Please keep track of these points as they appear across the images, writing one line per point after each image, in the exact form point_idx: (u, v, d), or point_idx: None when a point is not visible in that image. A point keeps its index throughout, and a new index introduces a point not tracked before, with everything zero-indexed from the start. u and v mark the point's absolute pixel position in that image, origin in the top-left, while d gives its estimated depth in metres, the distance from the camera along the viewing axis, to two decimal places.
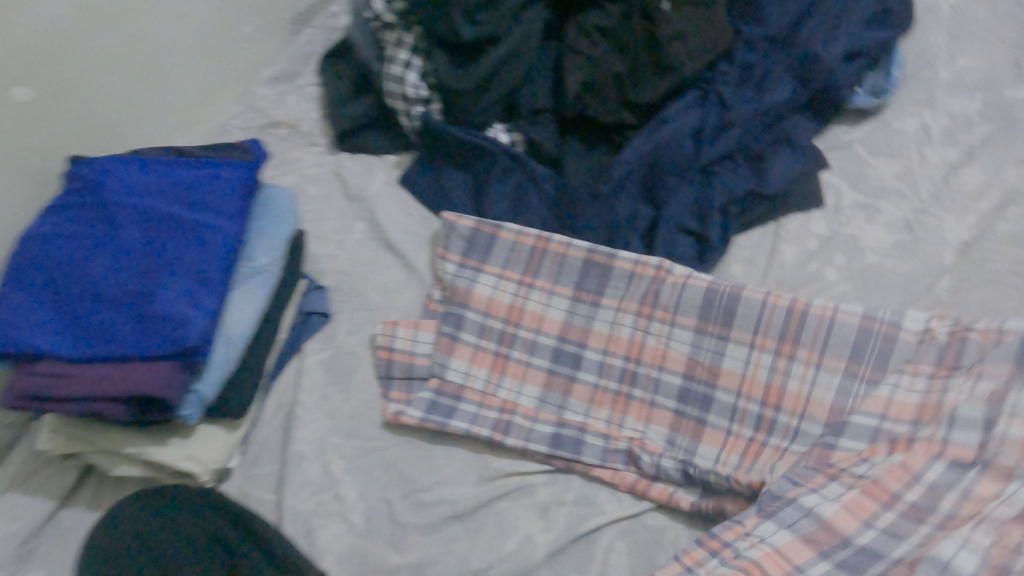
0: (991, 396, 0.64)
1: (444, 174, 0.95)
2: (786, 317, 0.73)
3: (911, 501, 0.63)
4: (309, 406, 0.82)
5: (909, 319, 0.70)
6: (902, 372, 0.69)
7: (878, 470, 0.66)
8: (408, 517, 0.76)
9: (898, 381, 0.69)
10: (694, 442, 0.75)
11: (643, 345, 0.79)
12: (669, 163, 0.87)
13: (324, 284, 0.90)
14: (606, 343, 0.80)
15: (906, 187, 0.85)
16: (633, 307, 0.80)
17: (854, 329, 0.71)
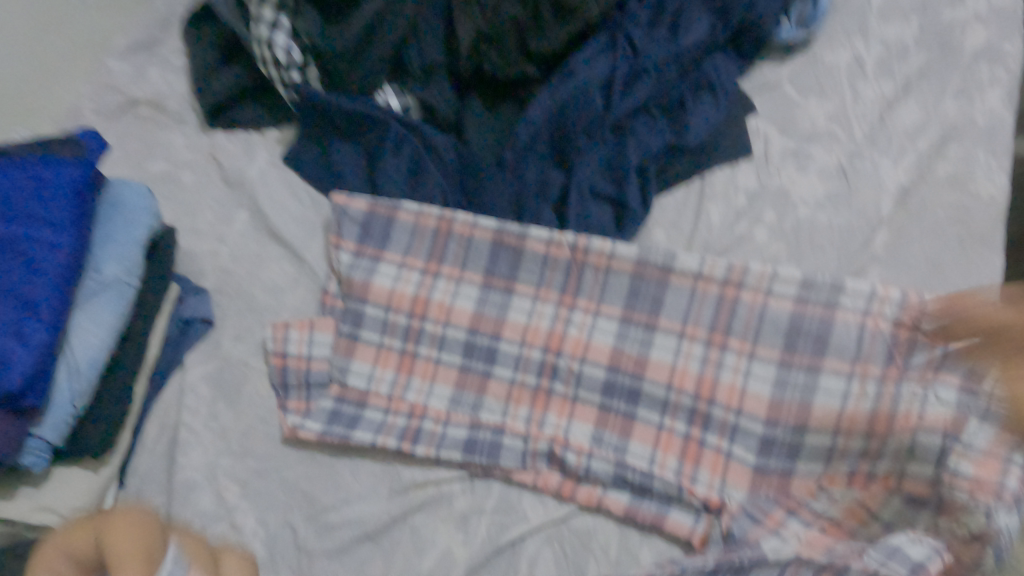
0: (949, 420, 0.59)
1: (331, 148, 0.84)
2: (717, 307, 0.67)
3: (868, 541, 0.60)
4: (194, 428, 0.73)
5: (849, 293, 0.64)
6: (839, 345, 0.63)
7: (836, 508, 0.62)
8: (313, 541, 0.68)
9: (834, 359, 0.64)
10: (624, 439, 0.68)
11: (564, 336, 0.70)
12: (577, 120, 0.78)
13: (204, 286, 0.80)
14: (522, 334, 0.71)
15: (839, 129, 0.77)
16: (552, 296, 0.71)
17: (786, 315, 0.65)
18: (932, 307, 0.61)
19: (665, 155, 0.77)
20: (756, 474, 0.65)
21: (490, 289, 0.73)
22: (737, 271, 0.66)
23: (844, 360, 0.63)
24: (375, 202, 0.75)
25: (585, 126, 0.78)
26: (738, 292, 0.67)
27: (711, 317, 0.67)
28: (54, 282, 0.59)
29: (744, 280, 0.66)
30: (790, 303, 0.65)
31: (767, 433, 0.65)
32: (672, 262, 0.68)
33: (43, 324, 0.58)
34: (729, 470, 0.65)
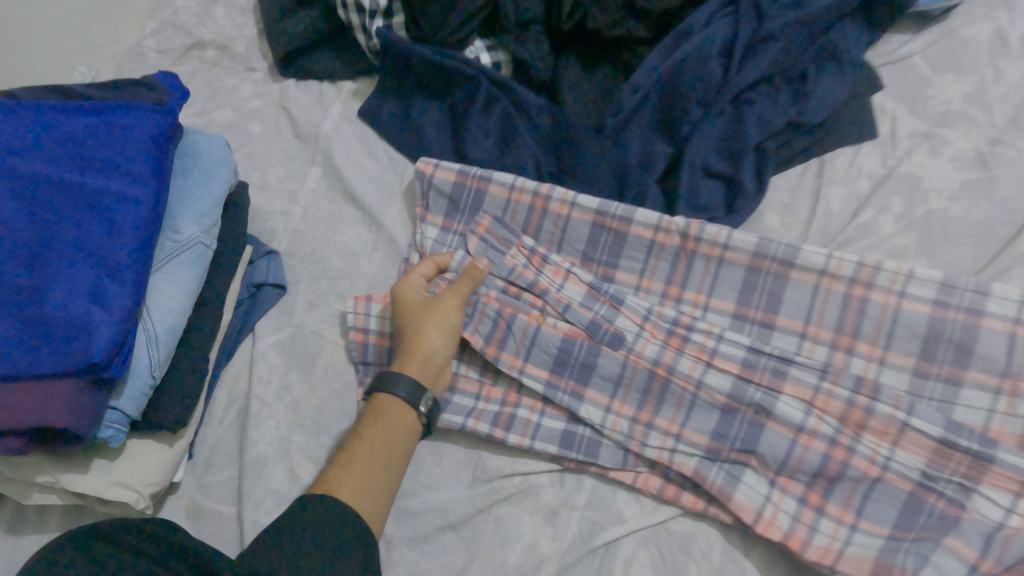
0: None
1: (414, 105, 0.78)
2: (843, 307, 0.61)
3: None
4: (267, 400, 0.69)
5: (996, 301, 0.57)
6: (986, 355, 0.57)
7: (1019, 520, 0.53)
8: (393, 528, 0.65)
9: (979, 374, 0.57)
10: (755, 433, 0.60)
11: (686, 338, 0.63)
12: (690, 88, 0.71)
13: (276, 248, 0.75)
14: (637, 323, 0.64)
15: (978, 111, 0.70)
16: (656, 288, 0.67)
17: (926, 318, 0.59)
18: None
19: (783, 133, 0.71)
20: (920, 485, 0.55)
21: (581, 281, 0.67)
22: (867, 268, 0.60)
23: (991, 373, 0.57)
24: (464, 172, 0.73)
25: (703, 93, 0.71)
26: (873, 288, 0.60)
27: (837, 316, 0.61)
28: (136, 240, 0.54)
29: (874, 278, 0.60)
30: (932, 304, 0.59)
31: (926, 457, 0.55)
32: (799, 252, 0.62)
33: (127, 288, 0.53)
34: (884, 479, 0.56)
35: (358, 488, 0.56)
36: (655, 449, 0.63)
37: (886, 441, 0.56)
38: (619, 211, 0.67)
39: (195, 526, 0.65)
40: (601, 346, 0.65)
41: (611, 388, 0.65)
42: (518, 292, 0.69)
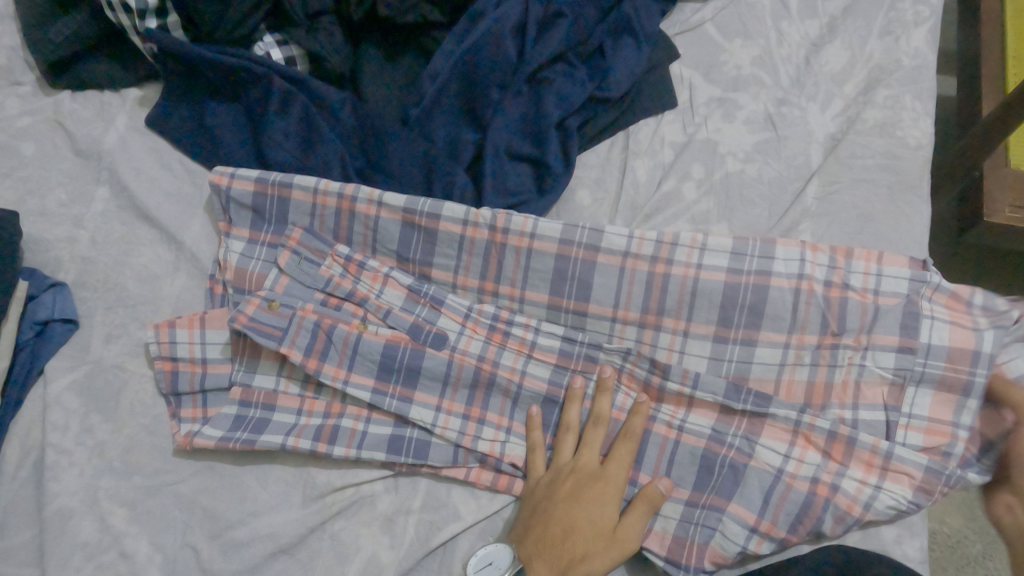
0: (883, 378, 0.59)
1: (204, 110, 0.73)
2: (647, 285, 0.63)
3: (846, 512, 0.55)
4: (65, 447, 0.63)
5: (780, 262, 0.60)
6: (775, 315, 0.60)
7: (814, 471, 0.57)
8: (220, 563, 0.60)
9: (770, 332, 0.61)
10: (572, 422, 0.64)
11: (507, 332, 0.65)
12: (486, 72, 0.69)
13: (63, 279, 0.68)
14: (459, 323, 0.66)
15: (765, 73, 0.73)
16: (472, 284, 0.67)
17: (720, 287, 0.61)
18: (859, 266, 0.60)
19: (587, 109, 0.72)
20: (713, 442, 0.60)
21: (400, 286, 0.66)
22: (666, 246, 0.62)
23: (780, 331, 0.60)
24: (264, 179, 0.68)
25: (499, 80, 0.70)
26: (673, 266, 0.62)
27: (643, 293, 0.63)
28: None
29: (671, 256, 0.62)
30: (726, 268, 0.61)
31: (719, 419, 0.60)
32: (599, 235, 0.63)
33: None
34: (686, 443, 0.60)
35: None
36: (487, 442, 0.63)
37: (682, 407, 0.62)
38: (426, 208, 0.65)
39: None
40: (426, 347, 0.65)
41: (438, 388, 0.64)
42: (338, 302, 0.67)
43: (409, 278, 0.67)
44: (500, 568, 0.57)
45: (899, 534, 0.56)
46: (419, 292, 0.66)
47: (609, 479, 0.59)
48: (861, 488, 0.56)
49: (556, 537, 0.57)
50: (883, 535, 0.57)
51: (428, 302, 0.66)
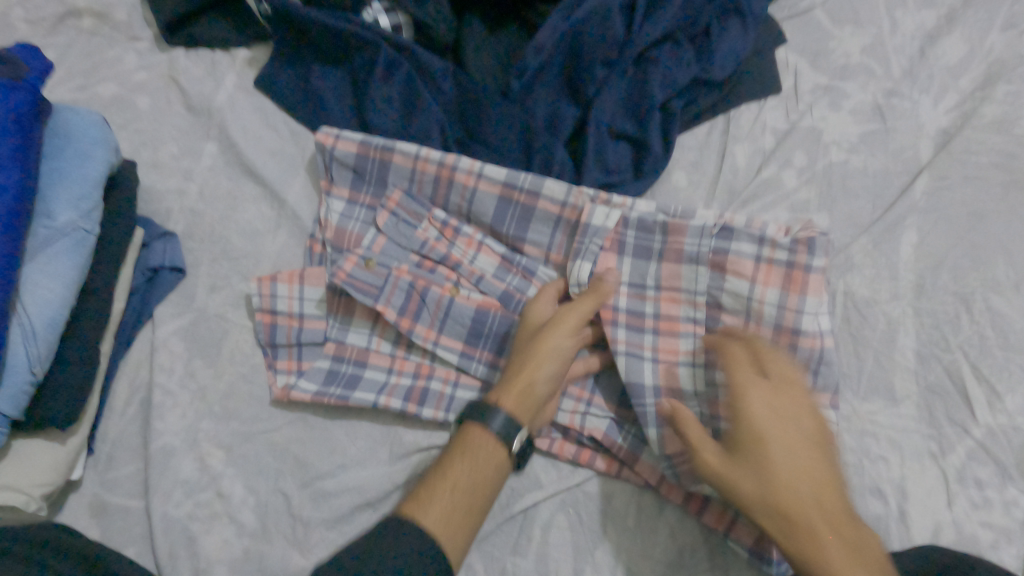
0: (977, 374, 0.58)
1: (310, 73, 0.75)
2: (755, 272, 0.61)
3: (936, 515, 0.55)
4: (170, 389, 0.66)
5: (860, 257, 0.64)
6: (858, 305, 0.63)
7: (899, 471, 0.57)
8: (310, 510, 0.63)
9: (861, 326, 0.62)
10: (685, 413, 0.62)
11: (614, 308, 0.63)
12: (593, 47, 0.69)
13: (172, 230, 0.71)
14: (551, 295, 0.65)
15: (876, 63, 0.71)
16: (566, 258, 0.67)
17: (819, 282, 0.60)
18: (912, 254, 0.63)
19: (690, 91, 0.71)
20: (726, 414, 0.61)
21: (495, 256, 0.67)
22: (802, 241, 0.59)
23: (872, 325, 0.62)
24: (367, 143, 0.69)
25: (604, 56, 0.70)
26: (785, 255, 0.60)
27: (750, 267, 0.60)
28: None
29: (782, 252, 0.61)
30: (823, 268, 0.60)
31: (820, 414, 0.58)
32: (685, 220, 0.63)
33: None
34: None
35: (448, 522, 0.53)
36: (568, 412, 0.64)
37: None
38: (527, 184, 0.66)
39: (99, 523, 0.63)
40: (515, 315, 0.65)
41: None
42: (432, 265, 0.68)
43: (502, 247, 0.68)
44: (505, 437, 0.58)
45: (995, 539, 0.53)
46: (512, 262, 0.67)
47: (807, 473, 0.52)
48: None
49: (525, 379, 0.58)
50: (978, 538, 0.54)
51: (520, 272, 0.67)
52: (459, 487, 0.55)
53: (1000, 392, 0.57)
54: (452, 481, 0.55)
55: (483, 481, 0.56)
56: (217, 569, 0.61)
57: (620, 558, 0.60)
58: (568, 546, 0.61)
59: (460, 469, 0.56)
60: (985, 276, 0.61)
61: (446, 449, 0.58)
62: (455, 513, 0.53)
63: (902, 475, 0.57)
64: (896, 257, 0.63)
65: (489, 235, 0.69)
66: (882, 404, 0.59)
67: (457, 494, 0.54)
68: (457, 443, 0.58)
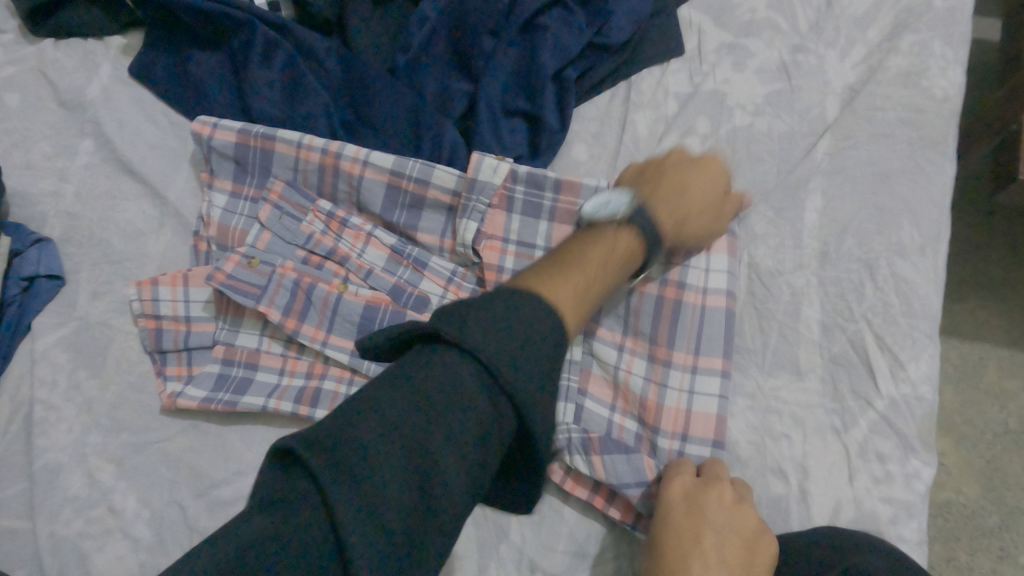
0: (880, 342, 0.56)
1: (187, 59, 0.71)
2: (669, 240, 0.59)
3: (837, 492, 0.53)
4: (53, 403, 0.63)
5: (763, 225, 0.61)
6: (764, 274, 0.60)
7: (799, 449, 0.55)
8: (205, 521, 0.61)
9: (762, 297, 0.60)
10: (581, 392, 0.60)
11: (498, 271, 0.62)
12: (476, 17, 0.66)
13: (48, 235, 0.67)
14: (444, 286, 0.64)
15: (781, 17, 0.67)
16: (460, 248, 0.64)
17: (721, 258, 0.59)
18: (818, 221, 0.60)
19: (586, 59, 0.67)
20: (613, 386, 0.60)
21: (387, 249, 0.65)
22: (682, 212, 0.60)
23: (777, 298, 0.59)
24: (246, 131, 0.64)
25: (491, 26, 0.66)
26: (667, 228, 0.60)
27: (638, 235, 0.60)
28: None
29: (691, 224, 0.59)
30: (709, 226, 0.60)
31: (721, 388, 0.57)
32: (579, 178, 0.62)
33: None
34: (692, 425, 0.56)
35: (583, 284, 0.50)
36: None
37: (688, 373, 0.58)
38: (415, 172, 0.62)
39: None
40: (406, 310, 0.62)
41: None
42: (319, 261, 0.64)
43: (393, 238, 0.65)
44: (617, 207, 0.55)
45: (895, 514, 0.52)
46: (403, 253, 0.64)
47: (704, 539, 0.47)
48: (673, 444, 0.56)
49: (675, 204, 0.58)
50: (878, 514, 0.52)
51: (411, 264, 0.64)
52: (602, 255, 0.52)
53: (902, 361, 0.55)
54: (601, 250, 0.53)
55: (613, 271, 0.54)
56: None
57: (524, 551, 0.58)
58: (473, 542, 0.59)
59: (603, 250, 0.53)
60: (893, 238, 0.58)
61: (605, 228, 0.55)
62: (589, 294, 0.50)
63: (804, 453, 0.55)
64: (800, 224, 0.61)
65: (380, 225, 0.66)
66: (788, 378, 0.57)
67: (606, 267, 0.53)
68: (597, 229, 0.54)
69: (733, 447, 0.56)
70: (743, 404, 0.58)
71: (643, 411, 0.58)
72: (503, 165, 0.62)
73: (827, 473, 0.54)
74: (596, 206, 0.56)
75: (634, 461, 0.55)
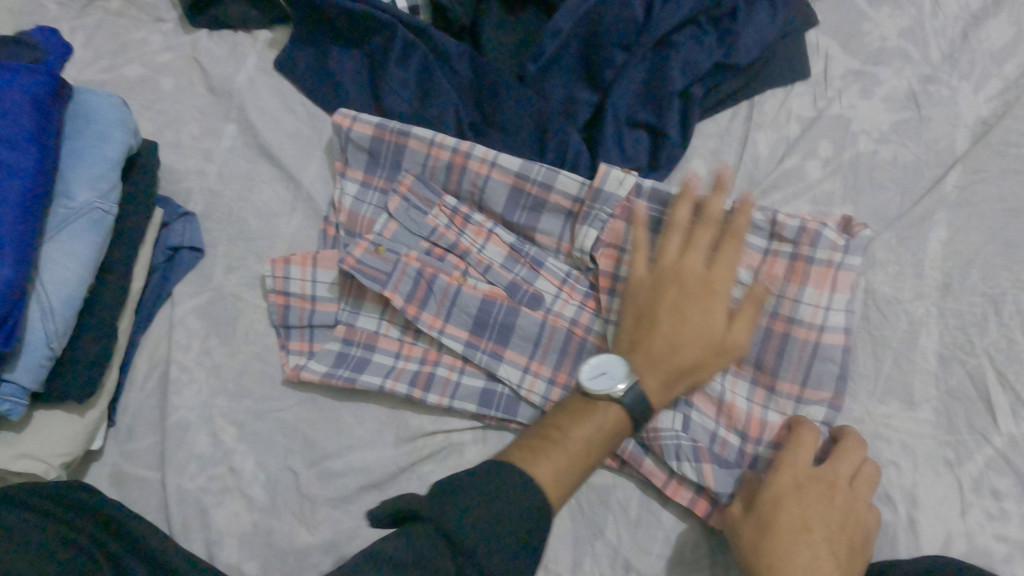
0: (1001, 378, 0.56)
1: (328, 54, 0.75)
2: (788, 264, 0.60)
3: (949, 526, 0.53)
4: (187, 365, 0.68)
5: (884, 251, 0.61)
6: (881, 300, 0.60)
7: (909, 478, 0.55)
8: (317, 489, 0.65)
9: (878, 325, 0.60)
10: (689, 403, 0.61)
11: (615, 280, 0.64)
12: (609, 30, 0.68)
13: (191, 209, 0.72)
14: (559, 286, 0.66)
15: (913, 47, 0.68)
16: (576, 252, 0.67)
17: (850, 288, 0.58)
18: (941, 252, 0.60)
19: (712, 77, 0.68)
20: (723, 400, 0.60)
21: (506, 248, 0.67)
22: (810, 231, 0.59)
23: (894, 326, 0.59)
24: (383, 126, 0.69)
25: (622, 40, 0.68)
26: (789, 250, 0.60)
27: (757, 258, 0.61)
28: (12, 212, 0.52)
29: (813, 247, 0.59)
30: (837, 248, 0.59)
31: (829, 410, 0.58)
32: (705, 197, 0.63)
33: (8, 262, 0.51)
34: None
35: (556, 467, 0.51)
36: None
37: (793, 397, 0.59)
38: (540, 176, 0.65)
39: (119, 491, 0.65)
40: (522, 306, 0.65)
41: (529, 350, 0.65)
42: (441, 253, 0.68)
43: (513, 236, 0.68)
44: (615, 377, 0.54)
45: (1011, 553, 0.51)
46: (521, 252, 0.67)
47: (812, 523, 0.49)
48: None
49: (663, 346, 0.55)
50: (992, 552, 0.51)
51: (528, 263, 0.67)
52: (586, 447, 0.53)
53: None
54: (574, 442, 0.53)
55: (603, 446, 0.54)
56: (227, 542, 0.63)
57: (619, 550, 0.60)
58: (569, 537, 0.61)
59: (585, 429, 0.53)
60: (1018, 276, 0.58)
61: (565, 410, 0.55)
62: (579, 470, 0.52)
63: (913, 482, 0.55)
64: (922, 253, 0.61)
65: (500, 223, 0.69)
66: (899, 407, 0.57)
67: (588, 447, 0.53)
68: (580, 401, 0.55)
69: None
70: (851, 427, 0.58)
71: (750, 426, 0.59)
72: (629, 178, 0.64)
73: (938, 504, 0.53)
74: (589, 373, 0.54)
75: (734, 474, 0.57)
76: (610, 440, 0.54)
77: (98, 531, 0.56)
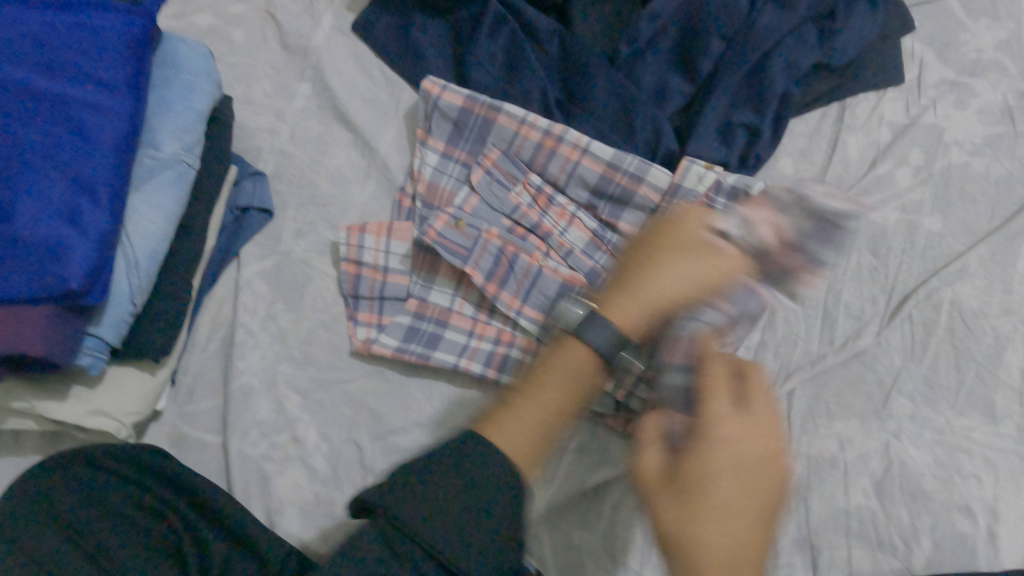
0: None
1: (410, 21, 0.73)
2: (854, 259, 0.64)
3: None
4: (252, 329, 0.66)
5: (975, 263, 0.62)
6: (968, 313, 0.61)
7: (990, 491, 0.56)
8: (381, 464, 0.63)
9: (961, 335, 0.60)
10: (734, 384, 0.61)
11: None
12: (712, 20, 0.67)
13: (261, 169, 0.70)
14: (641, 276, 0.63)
15: (1009, 61, 0.68)
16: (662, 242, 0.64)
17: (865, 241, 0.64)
18: None
19: (808, 77, 0.68)
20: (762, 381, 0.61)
21: (590, 234, 0.66)
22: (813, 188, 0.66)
23: (977, 339, 0.60)
24: (473, 98, 0.67)
25: (724, 31, 0.67)
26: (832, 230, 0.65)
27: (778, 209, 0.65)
28: (107, 156, 0.49)
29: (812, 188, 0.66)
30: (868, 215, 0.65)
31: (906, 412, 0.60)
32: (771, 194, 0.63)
33: (102, 208, 0.48)
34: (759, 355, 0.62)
35: (517, 427, 0.57)
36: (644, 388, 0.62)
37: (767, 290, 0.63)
38: (631, 166, 0.64)
39: (178, 453, 0.64)
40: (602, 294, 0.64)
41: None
42: (523, 233, 0.67)
43: (595, 222, 0.67)
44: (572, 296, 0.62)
45: None
46: (603, 241, 0.66)
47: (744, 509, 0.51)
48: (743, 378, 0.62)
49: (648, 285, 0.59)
50: None
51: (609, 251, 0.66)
52: (548, 395, 0.55)
53: None
54: (543, 384, 0.58)
55: (572, 392, 0.58)
56: (288, 512, 0.61)
57: None
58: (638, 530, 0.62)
59: (556, 378, 0.58)
60: None
61: (546, 353, 0.60)
62: (531, 429, 0.57)
63: (995, 495, 0.56)
64: (1011, 270, 0.61)
65: (583, 207, 0.68)
66: (980, 420, 0.58)
67: (533, 418, 0.57)
68: (553, 345, 0.60)
69: (917, 478, 0.57)
70: (931, 436, 0.58)
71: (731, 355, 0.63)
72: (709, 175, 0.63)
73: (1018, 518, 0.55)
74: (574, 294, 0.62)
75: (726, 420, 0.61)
76: (556, 399, 0.58)
77: (194, 517, 0.53)
